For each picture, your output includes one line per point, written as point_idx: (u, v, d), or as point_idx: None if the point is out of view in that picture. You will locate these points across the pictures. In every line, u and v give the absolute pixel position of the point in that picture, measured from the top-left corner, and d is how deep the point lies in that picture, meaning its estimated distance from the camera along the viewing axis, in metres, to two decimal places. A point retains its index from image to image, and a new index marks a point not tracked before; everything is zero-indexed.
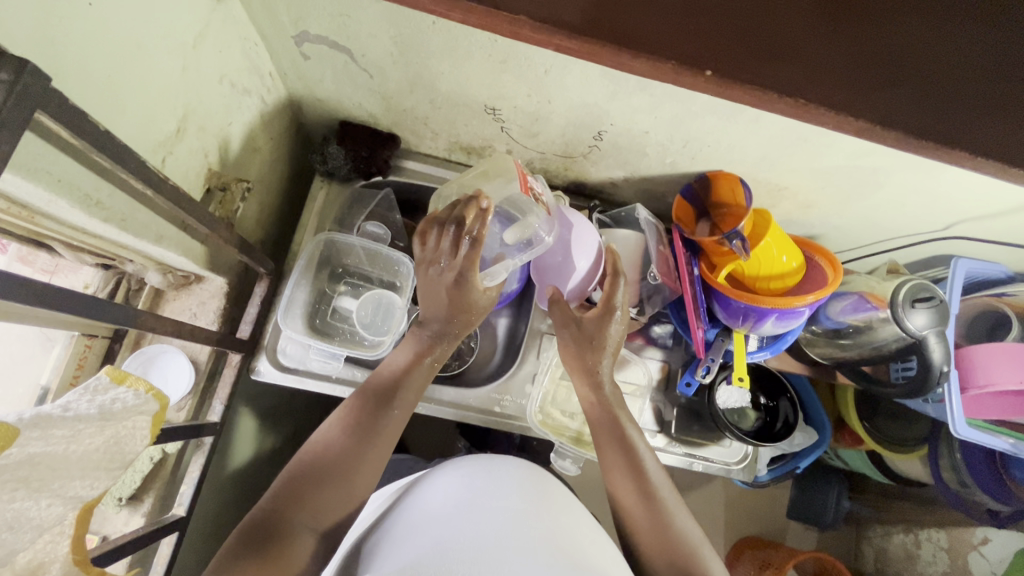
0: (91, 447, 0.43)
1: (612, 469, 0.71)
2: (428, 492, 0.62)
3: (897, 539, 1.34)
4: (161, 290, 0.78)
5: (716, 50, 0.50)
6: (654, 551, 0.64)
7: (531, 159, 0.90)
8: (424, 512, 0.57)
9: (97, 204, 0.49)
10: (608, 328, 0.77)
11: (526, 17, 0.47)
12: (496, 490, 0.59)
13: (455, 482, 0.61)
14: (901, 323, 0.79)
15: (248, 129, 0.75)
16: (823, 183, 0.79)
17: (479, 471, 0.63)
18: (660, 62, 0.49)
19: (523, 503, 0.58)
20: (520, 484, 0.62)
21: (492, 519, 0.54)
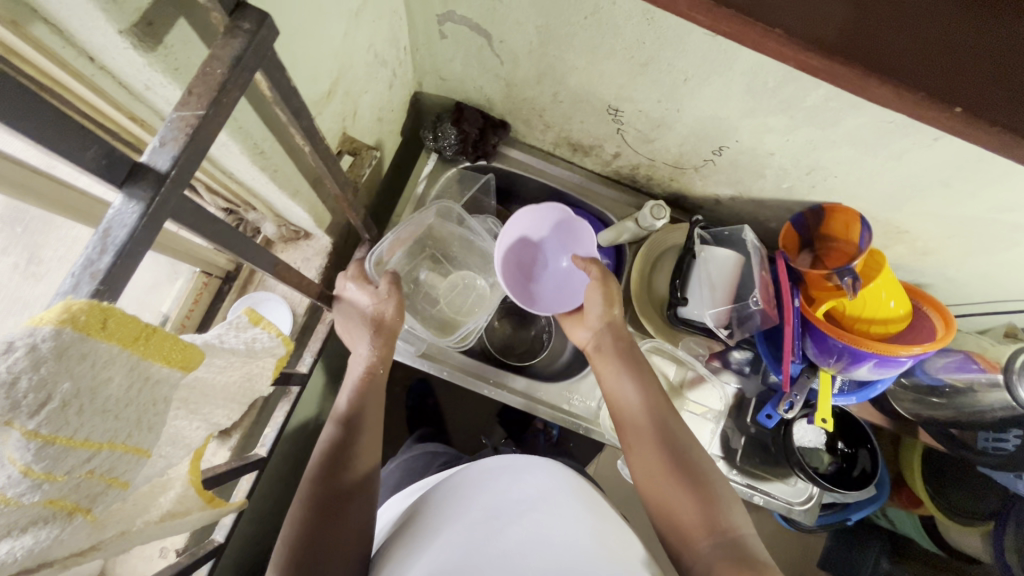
0: (233, 379, 0.45)
1: (627, 437, 0.71)
2: (459, 487, 0.63)
3: None
4: (272, 240, 0.81)
5: (972, 86, 0.44)
6: (684, 515, 0.62)
7: (637, 165, 0.90)
8: (484, 503, 0.59)
9: (260, 154, 0.51)
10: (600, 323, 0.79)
11: (779, 29, 0.43)
12: (521, 492, 0.60)
13: (503, 479, 0.63)
14: (1012, 390, 0.75)
15: (378, 99, 0.77)
16: (950, 232, 0.75)
17: (503, 472, 0.64)
18: (908, 91, 0.43)
19: (585, 513, 0.58)
20: (578, 492, 0.62)
21: (518, 524, 0.55)
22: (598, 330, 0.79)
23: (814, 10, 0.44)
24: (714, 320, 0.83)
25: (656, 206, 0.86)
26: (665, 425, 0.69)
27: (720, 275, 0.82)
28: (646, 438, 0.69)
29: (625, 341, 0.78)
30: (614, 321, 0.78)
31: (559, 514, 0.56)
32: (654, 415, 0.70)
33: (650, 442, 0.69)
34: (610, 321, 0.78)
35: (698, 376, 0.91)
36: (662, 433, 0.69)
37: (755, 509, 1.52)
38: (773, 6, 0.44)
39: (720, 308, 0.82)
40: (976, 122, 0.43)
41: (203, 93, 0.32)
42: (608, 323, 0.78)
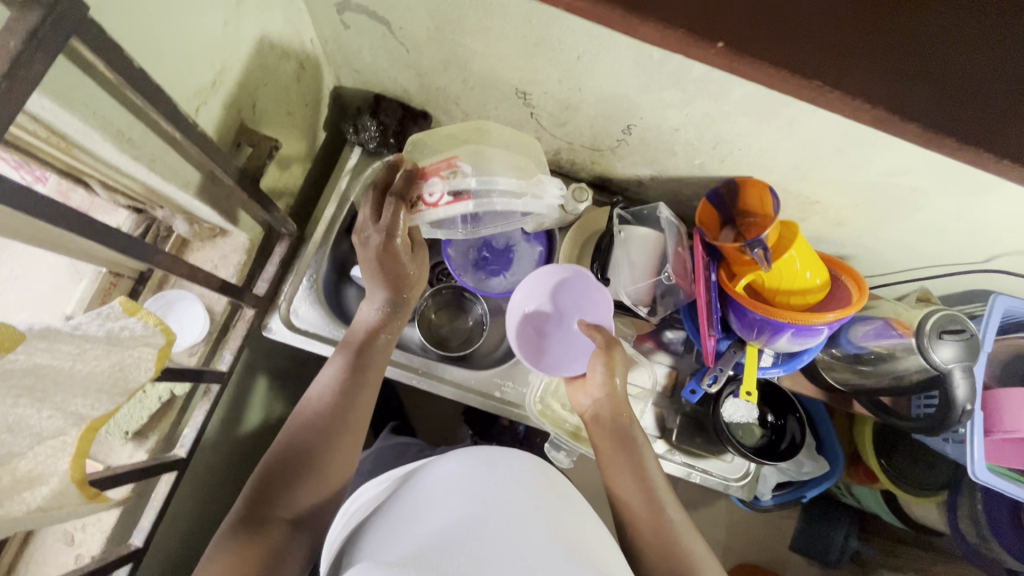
0: (97, 368, 0.45)
1: (608, 467, 0.74)
2: (430, 482, 0.58)
3: None
4: (188, 239, 0.81)
5: (731, 24, 0.47)
6: (653, 548, 0.66)
7: (558, 149, 0.90)
8: (451, 490, 0.54)
9: (127, 141, 0.51)
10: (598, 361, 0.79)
11: None
12: (489, 480, 0.55)
13: (468, 468, 0.57)
14: (925, 354, 0.76)
15: (284, 92, 0.77)
16: (857, 200, 0.76)
17: (477, 459, 0.59)
18: (670, 31, 0.47)
19: (544, 504, 0.54)
20: (533, 478, 0.58)
21: (491, 514, 0.50)
22: (599, 399, 0.78)
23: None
24: (633, 298, 0.84)
25: (577, 188, 0.87)
26: (652, 485, 0.71)
27: (637, 253, 0.83)
28: (627, 475, 0.72)
29: (624, 416, 0.77)
30: (613, 382, 0.78)
31: (523, 503, 0.53)
32: (641, 474, 0.71)
33: (637, 499, 0.70)
34: (612, 376, 0.78)
35: (631, 358, 0.91)
36: (650, 494, 0.70)
37: (720, 494, 1.53)
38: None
39: (641, 286, 0.83)
40: (738, 56, 0.47)
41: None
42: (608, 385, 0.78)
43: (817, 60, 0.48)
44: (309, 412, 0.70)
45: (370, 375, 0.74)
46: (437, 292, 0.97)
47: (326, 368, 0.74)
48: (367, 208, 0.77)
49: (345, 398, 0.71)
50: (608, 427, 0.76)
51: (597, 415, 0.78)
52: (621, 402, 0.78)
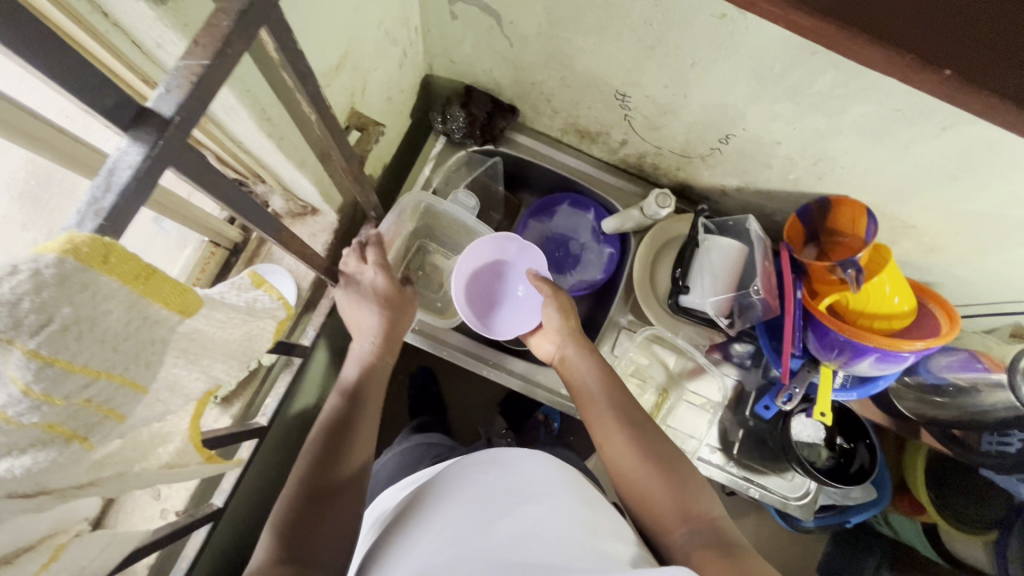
0: (233, 336, 0.46)
1: (597, 433, 0.70)
2: (447, 482, 0.61)
3: None
4: (281, 215, 0.83)
5: (968, 48, 0.44)
6: (659, 503, 0.61)
7: (644, 153, 0.90)
8: (470, 492, 0.57)
9: (267, 120, 0.53)
10: (567, 325, 0.80)
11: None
12: (510, 483, 0.58)
13: (489, 472, 0.60)
14: (1014, 390, 0.73)
15: (387, 78, 0.78)
16: (959, 228, 0.75)
17: (491, 464, 0.61)
18: (895, 55, 0.45)
19: (577, 508, 0.56)
20: (566, 481, 0.61)
21: (510, 513, 0.53)
22: (560, 340, 0.80)
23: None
24: (716, 309, 0.83)
25: (660, 194, 0.86)
26: (638, 429, 0.68)
27: (719, 264, 0.82)
28: (616, 432, 0.68)
29: (606, 374, 0.75)
30: (572, 326, 0.80)
31: (551, 506, 0.55)
32: (632, 430, 0.68)
33: (618, 436, 0.68)
34: (570, 324, 0.80)
35: (700, 367, 0.91)
36: (634, 430, 0.67)
37: (755, 511, 1.52)
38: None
39: (722, 297, 0.82)
40: (967, 86, 0.44)
41: (208, 43, 0.34)
42: (571, 331, 0.79)
43: None
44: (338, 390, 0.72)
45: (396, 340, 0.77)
46: None
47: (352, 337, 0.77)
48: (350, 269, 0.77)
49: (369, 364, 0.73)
50: (591, 391, 0.73)
51: (580, 383, 0.75)
52: (597, 364, 0.76)
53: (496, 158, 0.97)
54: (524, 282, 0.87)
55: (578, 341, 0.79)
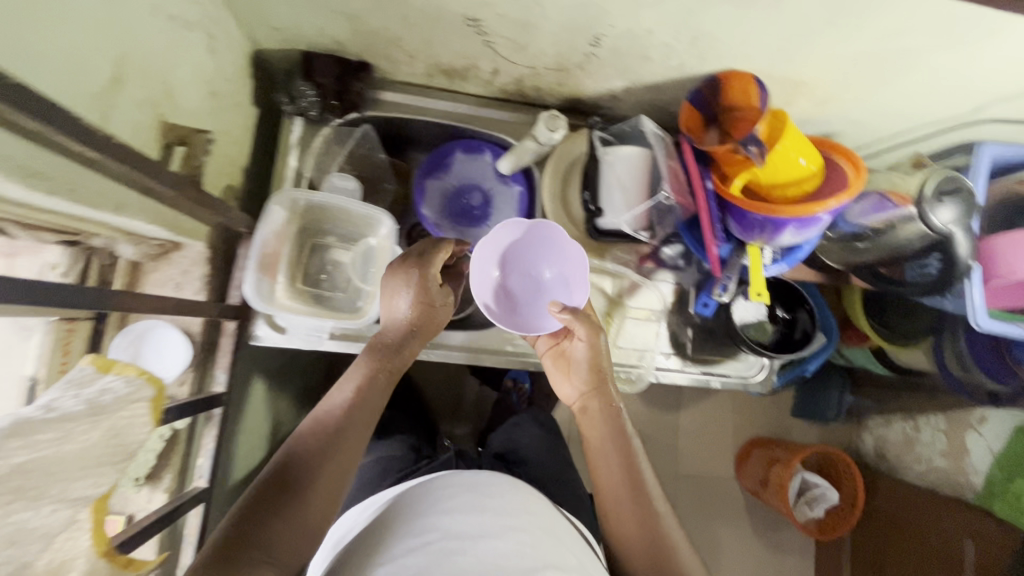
0: (88, 443, 0.40)
1: (596, 464, 0.71)
2: (414, 512, 0.61)
3: (898, 426, 1.49)
4: (138, 262, 0.72)
5: None
6: (639, 548, 0.64)
7: (520, 77, 0.82)
8: (442, 531, 0.56)
9: (33, 174, 0.43)
10: (580, 350, 0.74)
11: None
12: (485, 520, 0.58)
13: (461, 511, 0.59)
14: (927, 220, 0.76)
15: (199, 70, 0.65)
16: (846, 73, 0.72)
17: (471, 498, 0.62)
18: None
19: (535, 547, 0.56)
20: (529, 510, 0.62)
21: (472, 547, 0.54)
22: (584, 390, 0.74)
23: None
24: (632, 224, 0.80)
25: (549, 117, 0.80)
26: (638, 469, 0.69)
27: (625, 176, 0.78)
28: (614, 470, 0.69)
29: (612, 403, 0.73)
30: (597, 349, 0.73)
31: (516, 542, 0.56)
32: (631, 470, 0.68)
33: (618, 475, 0.68)
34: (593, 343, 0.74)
35: (635, 282, 0.90)
36: (633, 473, 0.68)
37: None
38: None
39: (637, 211, 0.78)
40: None
41: None
42: (593, 373, 0.74)
43: None
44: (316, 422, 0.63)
45: (381, 388, 0.68)
46: None
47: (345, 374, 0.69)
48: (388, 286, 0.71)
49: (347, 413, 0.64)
50: (596, 418, 0.72)
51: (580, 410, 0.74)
52: (605, 399, 0.73)
53: (366, 126, 0.86)
54: (547, 266, 0.81)
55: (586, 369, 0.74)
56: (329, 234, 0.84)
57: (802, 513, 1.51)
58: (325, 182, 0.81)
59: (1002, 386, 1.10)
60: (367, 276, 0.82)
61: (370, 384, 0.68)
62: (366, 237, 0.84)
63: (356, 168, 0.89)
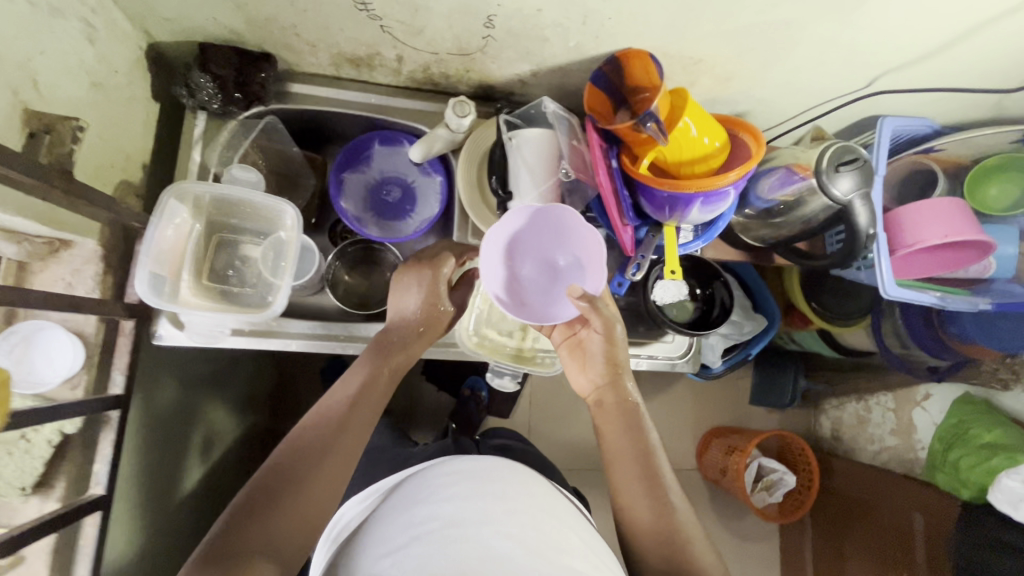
0: None
1: (609, 447, 0.74)
2: (411, 496, 0.63)
3: (851, 407, 1.51)
4: (24, 261, 0.69)
5: None
6: (649, 530, 0.68)
7: (426, 64, 0.81)
8: (444, 518, 0.57)
9: None
10: (597, 346, 0.75)
11: None
12: (482, 504, 0.59)
13: (457, 493, 0.61)
14: (826, 190, 0.76)
15: (77, 59, 0.64)
16: (739, 48, 0.73)
17: (466, 482, 0.62)
18: None
19: (536, 531, 0.58)
20: (529, 493, 0.63)
21: (476, 535, 0.55)
22: (602, 384, 0.76)
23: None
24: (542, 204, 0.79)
25: (457, 102, 0.80)
26: (651, 455, 0.71)
27: (531, 159, 0.78)
28: (628, 459, 0.72)
29: (627, 396, 0.75)
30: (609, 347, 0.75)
31: (519, 526, 0.57)
32: (644, 458, 0.71)
33: (630, 460, 0.72)
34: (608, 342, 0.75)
35: None
36: (647, 460, 0.71)
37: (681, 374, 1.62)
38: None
39: (547, 192, 0.79)
40: None
41: None
42: (607, 368, 0.76)
43: None
44: (312, 427, 0.66)
45: (382, 389, 0.72)
46: (341, 253, 0.93)
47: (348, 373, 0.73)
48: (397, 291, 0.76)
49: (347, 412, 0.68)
50: (609, 402, 0.75)
51: (595, 392, 0.77)
52: (621, 389, 0.75)
53: (270, 118, 0.84)
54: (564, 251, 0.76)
55: (593, 360, 0.76)
56: (240, 229, 0.82)
57: (762, 499, 1.53)
58: (226, 175, 0.79)
59: (942, 360, 1.13)
60: (274, 267, 0.80)
61: (373, 384, 0.71)
62: (275, 232, 0.81)
63: (270, 163, 0.88)
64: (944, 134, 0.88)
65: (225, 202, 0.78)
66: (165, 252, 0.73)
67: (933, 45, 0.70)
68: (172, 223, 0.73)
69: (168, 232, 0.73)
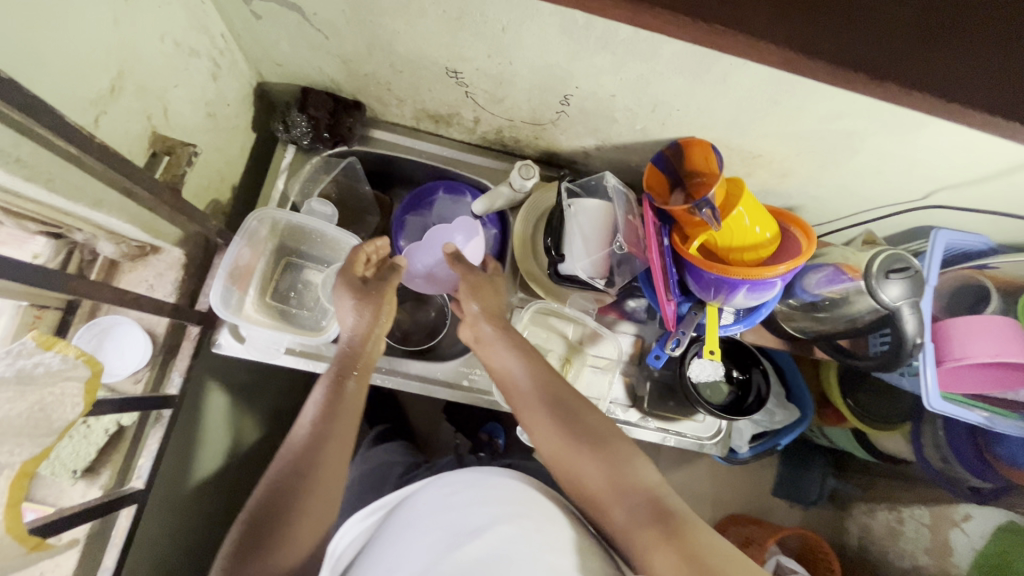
0: (12, 411, 0.43)
1: (539, 438, 0.71)
2: (422, 510, 0.66)
3: (881, 516, 1.40)
4: (116, 261, 0.76)
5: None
6: (609, 501, 0.65)
7: (499, 128, 0.88)
8: (450, 522, 0.62)
9: (19, 162, 0.47)
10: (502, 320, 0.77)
11: None
12: (480, 510, 0.64)
13: (457, 499, 0.66)
14: (874, 294, 0.77)
15: (200, 93, 0.72)
16: (798, 149, 0.77)
17: (465, 490, 0.68)
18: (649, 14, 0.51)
19: (534, 528, 0.62)
20: (522, 493, 0.68)
21: (480, 534, 0.59)
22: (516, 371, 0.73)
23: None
24: (588, 271, 0.81)
25: (522, 166, 0.85)
26: (583, 423, 0.69)
27: (587, 227, 0.82)
28: (559, 437, 0.69)
29: (542, 371, 0.73)
30: (538, 375, 0.72)
31: (515, 526, 0.61)
32: (575, 427, 0.68)
33: (562, 438, 0.68)
34: (533, 368, 0.72)
35: (595, 331, 0.91)
36: (581, 432, 0.68)
37: None
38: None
39: (596, 258, 0.81)
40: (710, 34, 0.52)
41: None
42: (525, 354, 0.74)
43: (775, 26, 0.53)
44: (288, 452, 0.68)
45: (348, 400, 0.73)
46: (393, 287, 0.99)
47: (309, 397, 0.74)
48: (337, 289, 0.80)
49: (322, 420, 0.70)
50: (522, 386, 0.73)
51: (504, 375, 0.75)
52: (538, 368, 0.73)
53: (351, 158, 0.92)
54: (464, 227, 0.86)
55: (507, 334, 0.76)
56: (308, 256, 0.88)
57: None
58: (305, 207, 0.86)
59: (984, 483, 1.04)
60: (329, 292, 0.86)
61: (343, 399, 0.73)
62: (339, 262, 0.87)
63: (341, 196, 0.95)
64: (1001, 253, 0.88)
65: (294, 230, 0.84)
66: (241, 274, 0.80)
67: (994, 169, 0.72)
68: (247, 248, 0.79)
69: (245, 256, 0.80)
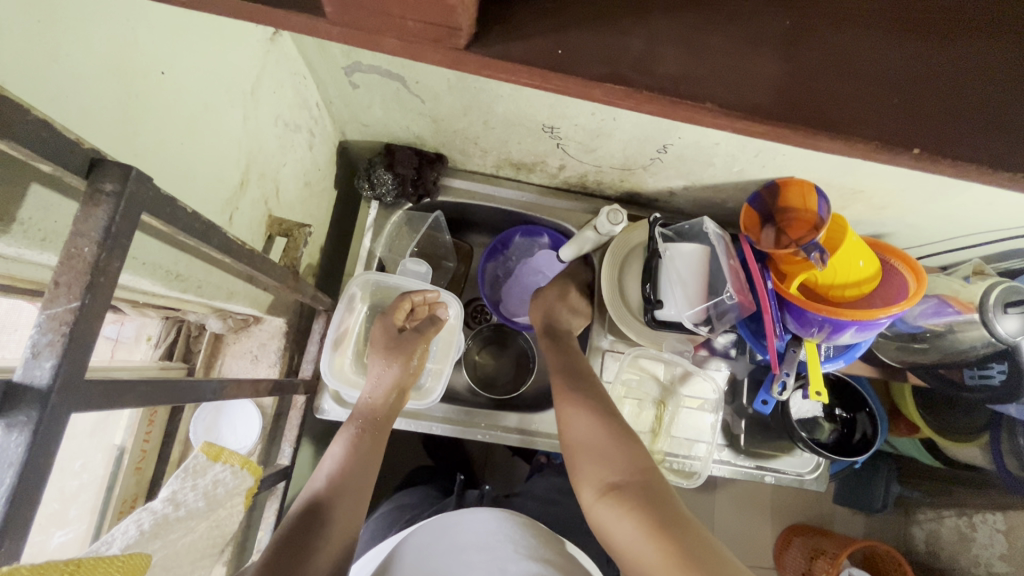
0: (197, 534, 0.45)
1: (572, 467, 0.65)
2: (408, 551, 0.63)
3: (949, 521, 1.21)
4: (221, 334, 0.77)
5: (917, 123, 0.43)
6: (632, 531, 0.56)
7: (585, 173, 0.87)
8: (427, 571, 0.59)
9: (177, 277, 0.48)
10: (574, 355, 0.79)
11: (713, 103, 0.42)
12: (454, 555, 0.62)
13: (436, 547, 0.63)
14: (991, 327, 0.75)
15: (300, 165, 0.72)
16: (905, 185, 0.75)
17: (443, 533, 0.65)
18: (860, 144, 0.43)
19: (511, 559, 0.61)
20: (499, 524, 0.66)
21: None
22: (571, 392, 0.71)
23: (905, 55, 0.44)
24: (693, 320, 0.81)
25: (611, 211, 0.80)
26: (625, 438, 0.65)
27: (686, 273, 0.80)
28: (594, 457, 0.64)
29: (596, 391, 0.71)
30: (581, 400, 0.69)
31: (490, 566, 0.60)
32: (618, 439, 0.64)
33: (599, 457, 0.63)
34: (575, 394, 0.70)
35: (687, 370, 0.90)
36: (623, 442, 0.64)
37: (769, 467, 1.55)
38: (853, 102, 0.43)
39: (697, 307, 0.80)
40: (936, 157, 0.43)
41: (73, 280, 0.29)
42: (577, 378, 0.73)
43: (1002, 143, 0.43)
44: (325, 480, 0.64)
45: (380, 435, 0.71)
46: (477, 333, 0.99)
47: (337, 439, 0.69)
48: (376, 330, 0.80)
49: (353, 456, 0.67)
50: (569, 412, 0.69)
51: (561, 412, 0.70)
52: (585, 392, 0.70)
53: (437, 211, 0.92)
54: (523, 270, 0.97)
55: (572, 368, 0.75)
56: None
57: None
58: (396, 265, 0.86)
59: None
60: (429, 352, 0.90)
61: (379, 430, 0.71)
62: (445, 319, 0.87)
63: (422, 248, 0.94)
64: None
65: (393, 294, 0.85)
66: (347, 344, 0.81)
67: None
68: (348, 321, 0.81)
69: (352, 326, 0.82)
